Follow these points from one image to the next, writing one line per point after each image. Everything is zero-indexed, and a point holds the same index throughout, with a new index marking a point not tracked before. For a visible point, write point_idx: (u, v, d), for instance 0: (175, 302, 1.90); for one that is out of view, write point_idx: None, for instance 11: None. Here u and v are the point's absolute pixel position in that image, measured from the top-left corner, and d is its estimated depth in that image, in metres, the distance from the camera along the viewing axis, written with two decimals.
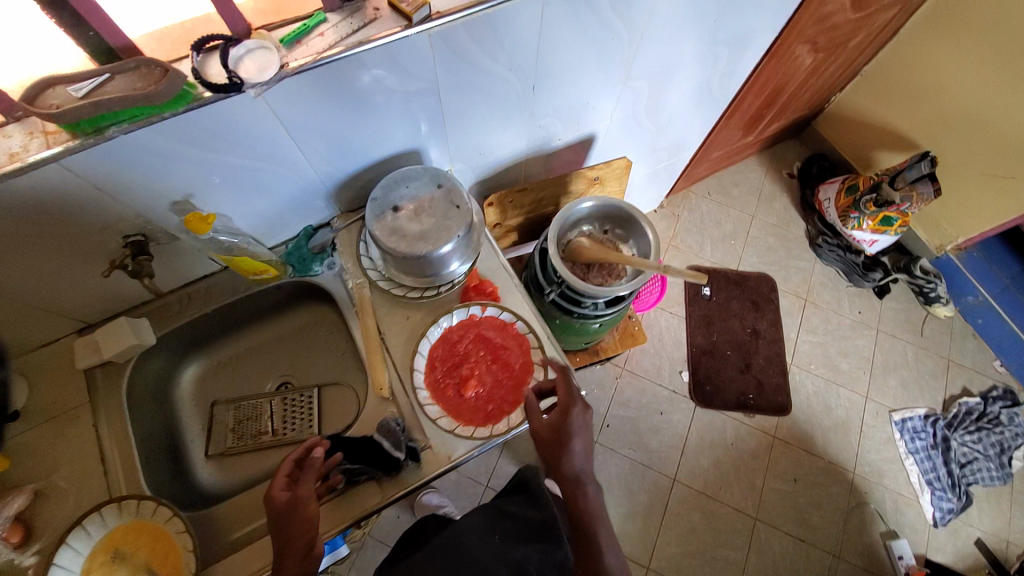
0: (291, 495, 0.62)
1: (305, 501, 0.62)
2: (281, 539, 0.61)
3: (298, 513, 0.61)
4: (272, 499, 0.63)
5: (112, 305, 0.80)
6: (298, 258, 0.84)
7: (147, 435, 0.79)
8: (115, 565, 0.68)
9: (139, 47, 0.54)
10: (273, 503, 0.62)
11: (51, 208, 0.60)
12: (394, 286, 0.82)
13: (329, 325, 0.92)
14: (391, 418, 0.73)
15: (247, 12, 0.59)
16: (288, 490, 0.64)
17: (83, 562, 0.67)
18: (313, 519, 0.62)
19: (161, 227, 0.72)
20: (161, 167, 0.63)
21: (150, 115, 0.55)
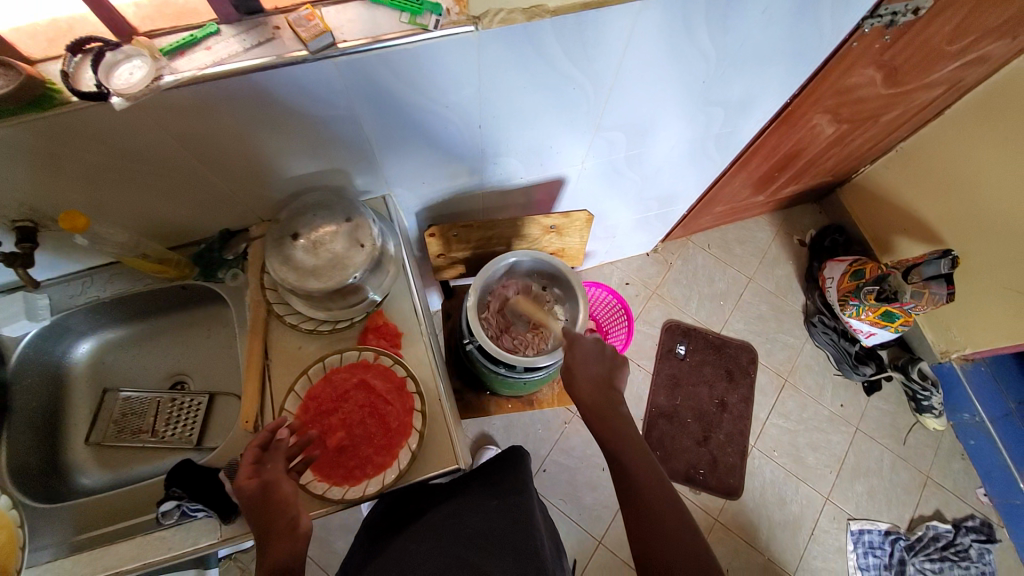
0: (260, 482, 0.60)
1: (276, 484, 0.61)
2: (263, 523, 0.60)
3: (272, 495, 0.61)
4: (240, 488, 0.60)
5: (11, 278, 0.78)
6: (205, 263, 0.82)
7: (21, 414, 0.78)
8: None
9: (10, 42, 0.52)
10: (243, 493, 0.60)
11: None
12: (290, 312, 0.77)
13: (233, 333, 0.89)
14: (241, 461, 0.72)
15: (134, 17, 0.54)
16: (255, 477, 0.61)
17: None
18: (289, 498, 0.62)
19: (49, 216, 0.69)
20: (37, 161, 0.60)
21: (13, 115, 0.53)
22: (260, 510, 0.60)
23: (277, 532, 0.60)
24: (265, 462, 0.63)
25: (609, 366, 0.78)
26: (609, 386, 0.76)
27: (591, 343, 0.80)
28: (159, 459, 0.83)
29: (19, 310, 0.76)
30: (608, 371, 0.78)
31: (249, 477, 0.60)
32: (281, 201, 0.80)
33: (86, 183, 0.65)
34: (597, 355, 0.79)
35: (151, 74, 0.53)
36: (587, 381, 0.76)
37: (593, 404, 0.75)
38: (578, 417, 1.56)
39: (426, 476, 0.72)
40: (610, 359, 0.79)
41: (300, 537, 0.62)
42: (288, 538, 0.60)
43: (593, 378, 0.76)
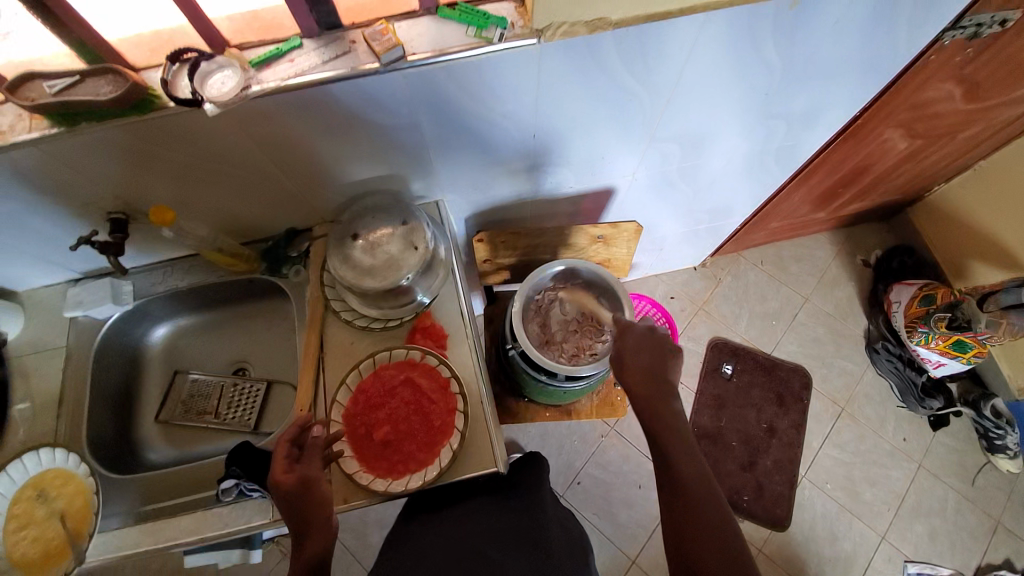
0: (298, 477, 0.64)
1: (314, 480, 0.65)
2: (301, 516, 0.63)
3: (311, 489, 0.64)
4: (277, 483, 0.63)
5: (103, 265, 0.86)
6: (272, 258, 0.87)
7: (103, 389, 0.85)
8: (36, 504, 0.72)
9: (117, 51, 0.58)
10: (282, 487, 0.63)
11: (36, 179, 0.66)
12: (345, 308, 0.81)
13: (290, 326, 0.94)
14: None
15: (225, 29, 0.59)
16: (291, 472, 0.65)
17: (14, 491, 0.73)
18: (325, 493, 0.65)
19: (140, 210, 0.76)
20: (137, 160, 0.66)
21: (118, 118, 0.59)
22: (300, 505, 0.63)
23: (314, 526, 0.63)
24: (301, 459, 0.66)
25: (662, 350, 0.74)
26: (661, 372, 0.72)
27: (639, 331, 0.76)
28: (222, 438, 0.89)
29: (107, 294, 0.84)
30: (661, 359, 0.73)
31: (286, 472, 0.64)
32: (344, 204, 0.85)
33: (175, 184, 0.72)
34: (646, 340, 0.75)
35: (239, 83, 0.58)
36: (639, 370, 0.73)
37: (645, 388, 0.72)
38: (615, 431, 1.53)
39: (465, 476, 0.73)
40: (660, 346, 0.74)
41: (331, 529, 0.65)
42: (323, 530, 0.63)
43: (644, 367, 0.73)
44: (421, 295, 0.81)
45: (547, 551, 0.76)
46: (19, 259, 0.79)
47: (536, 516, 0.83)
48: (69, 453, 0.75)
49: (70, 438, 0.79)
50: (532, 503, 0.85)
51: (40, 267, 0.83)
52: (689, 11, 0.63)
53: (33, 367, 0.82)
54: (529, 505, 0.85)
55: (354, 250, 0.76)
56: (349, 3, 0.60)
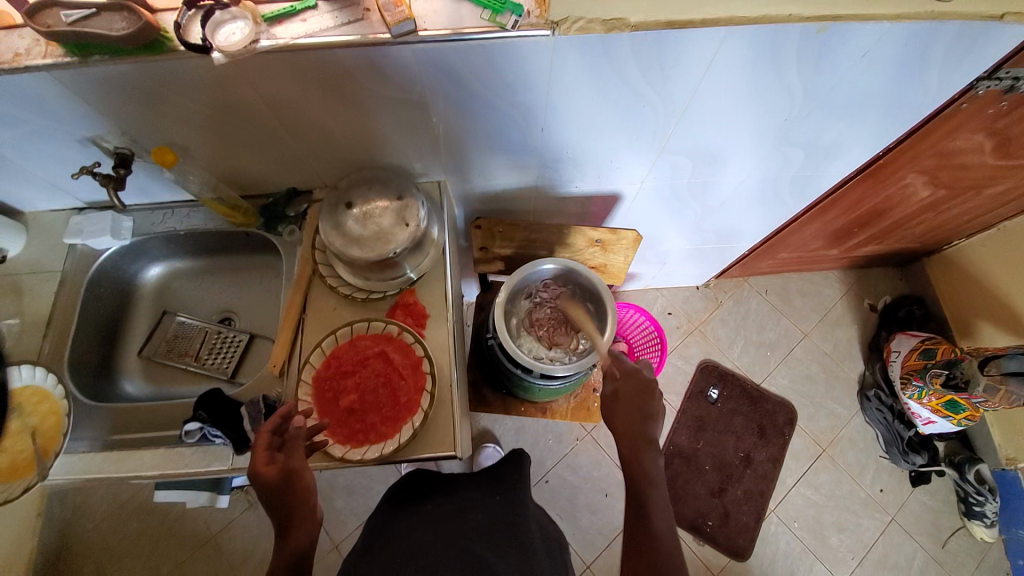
0: (279, 468, 0.64)
1: (297, 470, 0.65)
2: (285, 508, 0.64)
3: (293, 481, 0.65)
4: (259, 475, 0.63)
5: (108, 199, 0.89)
6: (270, 214, 0.89)
7: (91, 317, 0.87)
8: (11, 417, 0.75)
9: None
10: (264, 479, 0.63)
11: (44, 105, 0.67)
12: (331, 274, 0.83)
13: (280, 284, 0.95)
14: (265, 398, 0.77)
15: None
16: (273, 464, 0.65)
17: None
18: (310, 486, 0.66)
19: (144, 148, 0.77)
20: (144, 98, 0.67)
21: (129, 55, 0.60)
22: (283, 496, 0.64)
23: (300, 516, 0.64)
24: (283, 450, 0.67)
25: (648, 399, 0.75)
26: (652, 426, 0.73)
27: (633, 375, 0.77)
28: (200, 381, 0.91)
29: (107, 227, 0.86)
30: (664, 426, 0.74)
31: (267, 463, 0.64)
32: (346, 173, 0.86)
33: (187, 131, 0.73)
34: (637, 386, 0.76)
35: (248, 36, 0.58)
36: (627, 415, 0.74)
37: (630, 436, 0.73)
38: (591, 437, 1.54)
39: (421, 456, 0.75)
40: (646, 389, 0.75)
41: (316, 520, 0.67)
42: (309, 520, 0.65)
43: (634, 410, 0.74)
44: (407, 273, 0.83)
45: (530, 545, 0.76)
46: (27, 181, 0.81)
47: (523, 516, 0.83)
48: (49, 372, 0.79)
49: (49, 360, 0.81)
50: (516, 501, 0.86)
51: (48, 191, 0.86)
52: (712, 23, 0.61)
53: (27, 286, 0.85)
54: (514, 502, 0.86)
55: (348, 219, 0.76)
56: None
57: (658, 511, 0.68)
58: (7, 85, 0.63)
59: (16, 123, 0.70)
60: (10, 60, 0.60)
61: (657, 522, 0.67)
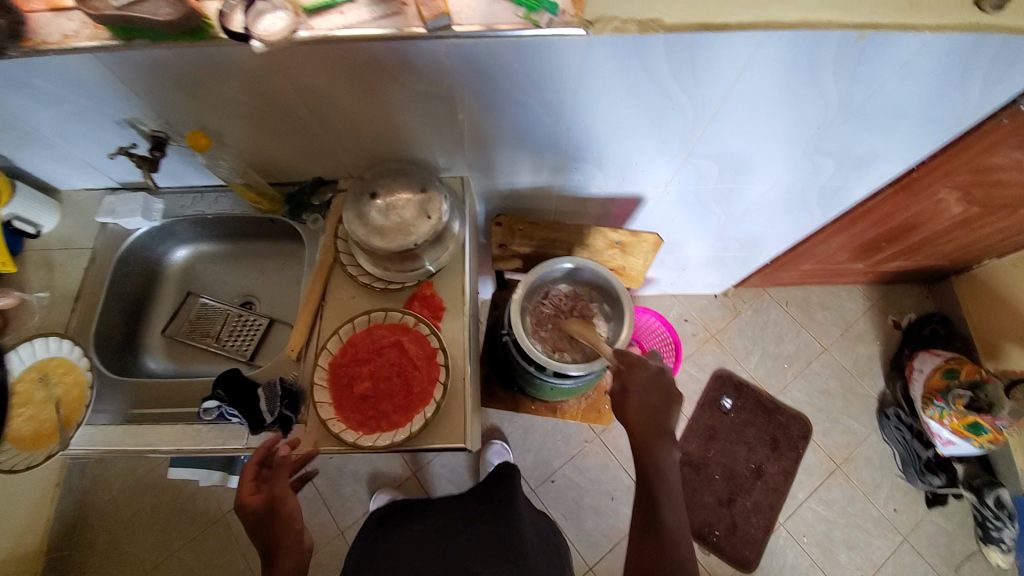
0: (264, 498, 0.67)
1: (280, 500, 0.68)
2: (270, 539, 0.67)
3: (276, 510, 0.67)
4: (243, 506, 0.66)
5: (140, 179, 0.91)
6: (295, 202, 0.90)
7: (119, 293, 0.90)
8: (37, 385, 0.78)
9: None
10: (248, 510, 0.66)
11: (86, 85, 0.69)
12: (352, 263, 0.84)
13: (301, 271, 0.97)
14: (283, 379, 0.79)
15: None
16: (257, 493, 0.68)
17: (19, 370, 0.78)
18: (293, 513, 0.69)
19: (178, 132, 0.79)
20: (181, 82, 0.68)
21: (172, 40, 0.61)
22: (267, 525, 0.67)
23: (285, 544, 0.67)
24: (268, 479, 0.70)
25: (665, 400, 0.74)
26: (662, 421, 0.73)
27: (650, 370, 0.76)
28: (220, 363, 0.93)
29: (138, 208, 0.87)
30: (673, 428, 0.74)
31: (253, 494, 0.67)
32: (371, 164, 0.87)
33: (221, 117, 0.75)
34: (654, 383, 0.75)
35: (288, 26, 0.59)
36: (641, 414, 0.73)
37: (642, 433, 0.73)
38: (599, 440, 1.53)
39: (432, 447, 0.76)
40: (666, 392, 0.75)
41: (304, 549, 0.69)
42: (295, 549, 0.67)
43: (647, 407, 0.73)
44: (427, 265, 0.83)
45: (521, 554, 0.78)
46: (66, 159, 0.84)
47: (513, 526, 0.85)
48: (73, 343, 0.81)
49: (78, 331, 0.84)
50: (508, 515, 0.88)
51: (83, 171, 0.88)
52: (749, 27, 0.61)
53: (60, 261, 0.88)
54: (506, 516, 0.88)
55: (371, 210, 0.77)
56: None
57: (668, 508, 0.69)
58: (55, 64, 0.65)
59: (60, 103, 0.72)
60: (58, 41, 0.62)
61: (665, 516, 0.69)
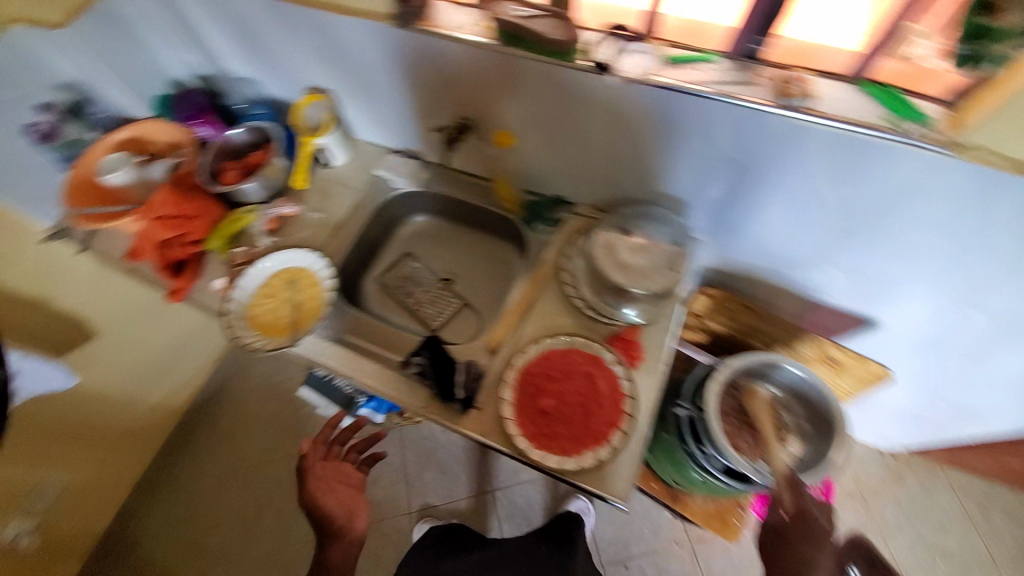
0: None
1: None
2: None
3: None
4: None
5: (416, 150, 1.08)
6: (534, 211, 0.97)
7: (368, 234, 1.09)
8: (291, 285, 0.96)
9: (578, 7, 0.71)
10: None
11: (440, 71, 0.84)
12: (570, 284, 0.89)
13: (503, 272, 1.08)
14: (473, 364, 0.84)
15: (666, 24, 0.69)
16: None
17: (282, 268, 0.97)
18: None
19: (479, 125, 0.91)
20: (517, 88, 0.79)
21: (543, 54, 0.71)
22: None
23: None
24: None
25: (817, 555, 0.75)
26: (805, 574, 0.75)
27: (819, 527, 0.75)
28: (412, 321, 1.05)
29: (409, 171, 1.09)
30: (818, 562, 0.75)
31: None
32: (619, 200, 0.92)
33: (524, 126, 0.86)
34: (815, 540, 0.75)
35: (651, 69, 0.67)
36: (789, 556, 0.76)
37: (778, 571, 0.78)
38: (690, 546, 1.40)
39: (591, 489, 0.73)
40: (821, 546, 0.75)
41: None
42: None
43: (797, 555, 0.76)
44: (629, 313, 0.84)
45: None
46: (379, 120, 1.05)
47: None
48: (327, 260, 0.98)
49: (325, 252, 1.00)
50: None
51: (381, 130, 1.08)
52: None
53: (336, 193, 1.08)
54: None
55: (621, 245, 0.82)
56: (782, 50, 0.66)
57: None
58: (434, 49, 0.81)
59: (409, 78, 0.89)
60: (449, 31, 0.76)
61: None
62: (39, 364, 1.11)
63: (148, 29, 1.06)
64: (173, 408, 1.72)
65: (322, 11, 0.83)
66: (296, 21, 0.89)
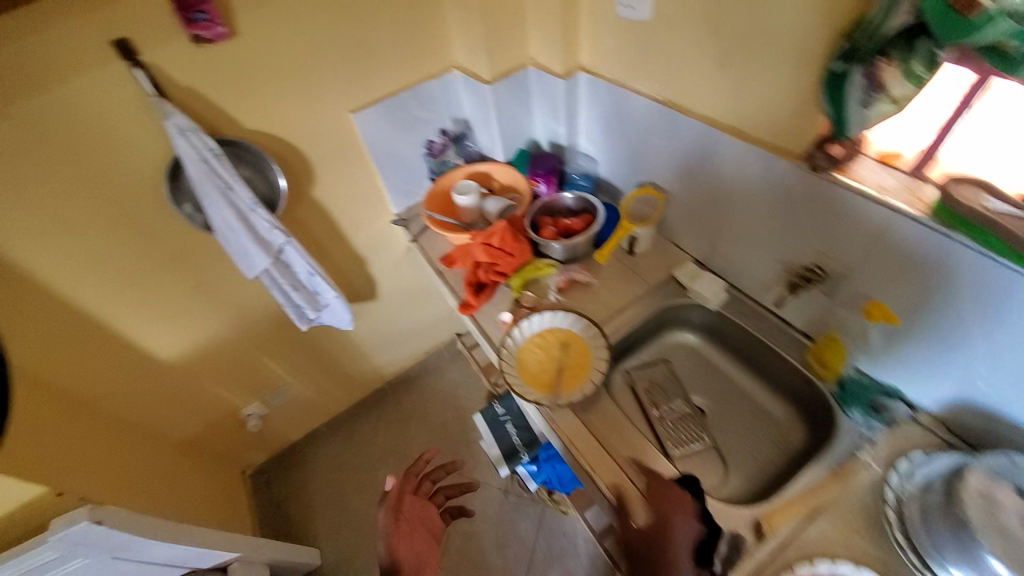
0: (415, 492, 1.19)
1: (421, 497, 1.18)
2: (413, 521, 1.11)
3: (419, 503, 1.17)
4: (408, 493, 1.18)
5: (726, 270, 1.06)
6: (856, 393, 0.87)
7: (641, 327, 1.07)
8: (561, 346, 1.00)
9: None
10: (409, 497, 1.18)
11: (830, 218, 0.80)
12: (891, 505, 0.72)
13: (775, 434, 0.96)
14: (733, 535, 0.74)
15: None
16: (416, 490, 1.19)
17: (558, 326, 1.03)
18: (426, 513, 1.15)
19: (838, 284, 0.86)
20: (929, 272, 0.72)
21: (1001, 253, 0.63)
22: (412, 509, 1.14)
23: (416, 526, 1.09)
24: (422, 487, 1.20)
25: None
26: None
27: None
28: (647, 431, 0.99)
29: (713, 294, 1.03)
30: None
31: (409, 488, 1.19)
32: (994, 433, 0.75)
33: (916, 316, 0.77)
34: None
35: None
36: None
37: None
38: None
39: None
40: None
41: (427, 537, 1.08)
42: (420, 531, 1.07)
43: None
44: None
45: None
46: (705, 230, 1.05)
47: None
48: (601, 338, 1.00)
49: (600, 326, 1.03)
50: None
51: (698, 240, 1.09)
52: None
53: (628, 278, 1.12)
54: None
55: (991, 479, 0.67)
56: None
57: None
58: (839, 201, 0.77)
59: (779, 211, 0.88)
60: (874, 190, 0.73)
61: None
62: (340, 307, 1.40)
63: (537, 102, 1.30)
64: (381, 376, 1.98)
65: (722, 132, 0.90)
66: (683, 133, 0.97)
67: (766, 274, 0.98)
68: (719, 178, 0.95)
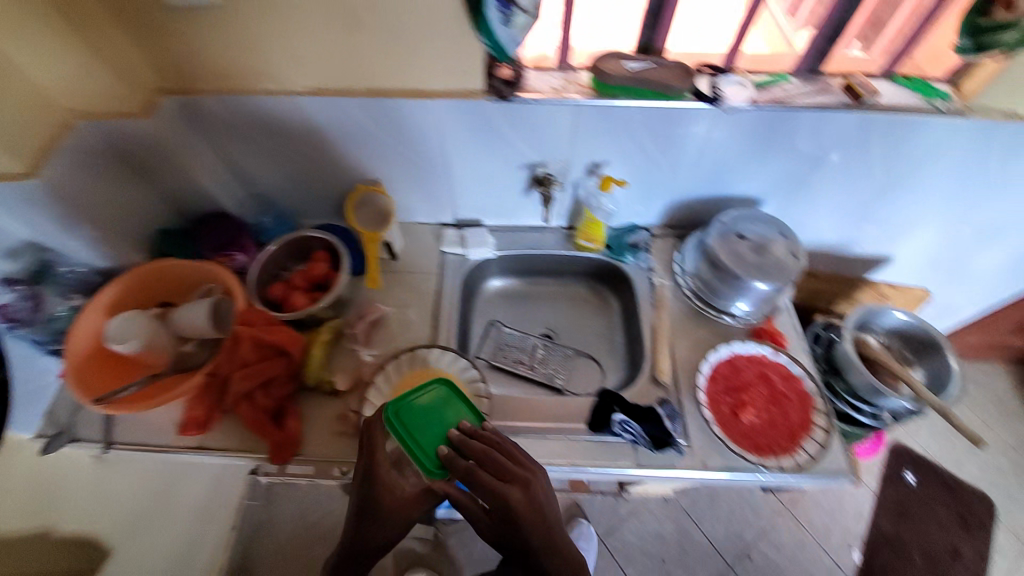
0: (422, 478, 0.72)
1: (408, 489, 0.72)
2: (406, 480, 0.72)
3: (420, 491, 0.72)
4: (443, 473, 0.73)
5: (468, 217, 1.04)
6: (616, 243, 1.02)
7: (456, 334, 0.96)
8: None
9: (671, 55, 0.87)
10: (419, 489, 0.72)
11: (523, 118, 0.83)
12: (696, 298, 0.96)
13: (597, 306, 1.07)
14: (665, 400, 0.84)
15: (743, 59, 0.87)
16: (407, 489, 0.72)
17: (396, 391, 0.83)
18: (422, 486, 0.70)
19: (562, 174, 0.93)
20: (613, 126, 0.84)
21: (647, 98, 0.80)
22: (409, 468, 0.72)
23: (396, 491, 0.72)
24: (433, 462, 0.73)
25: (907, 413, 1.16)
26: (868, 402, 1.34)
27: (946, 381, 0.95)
28: (536, 390, 0.97)
29: (488, 243, 1.02)
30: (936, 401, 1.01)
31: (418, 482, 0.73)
32: (697, 216, 1.03)
33: (625, 169, 0.92)
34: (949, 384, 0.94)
35: (747, 97, 0.80)
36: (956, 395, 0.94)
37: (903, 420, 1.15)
38: (789, 510, 1.43)
39: (819, 469, 0.78)
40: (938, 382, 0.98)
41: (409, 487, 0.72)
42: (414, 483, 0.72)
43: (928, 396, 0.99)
44: (741, 308, 0.93)
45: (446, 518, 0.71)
46: (435, 195, 0.99)
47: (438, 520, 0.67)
48: (441, 353, 0.86)
49: (435, 345, 0.88)
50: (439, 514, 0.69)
51: (435, 210, 1.03)
52: None
53: (404, 290, 0.98)
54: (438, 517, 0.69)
55: (712, 240, 0.94)
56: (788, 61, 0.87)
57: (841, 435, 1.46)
58: (532, 110, 0.82)
59: (487, 140, 0.87)
60: (553, 93, 0.81)
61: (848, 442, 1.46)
62: None
63: None
64: None
65: (399, 98, 0.81)
66: (356, 115, 0.85)
67: (525, 185, 0.96)
68: (423, 139, 0.88)
